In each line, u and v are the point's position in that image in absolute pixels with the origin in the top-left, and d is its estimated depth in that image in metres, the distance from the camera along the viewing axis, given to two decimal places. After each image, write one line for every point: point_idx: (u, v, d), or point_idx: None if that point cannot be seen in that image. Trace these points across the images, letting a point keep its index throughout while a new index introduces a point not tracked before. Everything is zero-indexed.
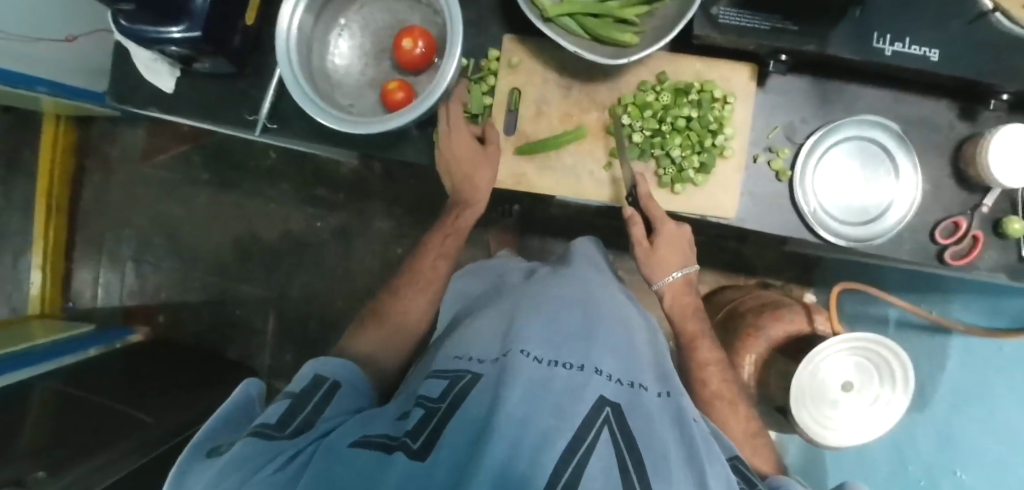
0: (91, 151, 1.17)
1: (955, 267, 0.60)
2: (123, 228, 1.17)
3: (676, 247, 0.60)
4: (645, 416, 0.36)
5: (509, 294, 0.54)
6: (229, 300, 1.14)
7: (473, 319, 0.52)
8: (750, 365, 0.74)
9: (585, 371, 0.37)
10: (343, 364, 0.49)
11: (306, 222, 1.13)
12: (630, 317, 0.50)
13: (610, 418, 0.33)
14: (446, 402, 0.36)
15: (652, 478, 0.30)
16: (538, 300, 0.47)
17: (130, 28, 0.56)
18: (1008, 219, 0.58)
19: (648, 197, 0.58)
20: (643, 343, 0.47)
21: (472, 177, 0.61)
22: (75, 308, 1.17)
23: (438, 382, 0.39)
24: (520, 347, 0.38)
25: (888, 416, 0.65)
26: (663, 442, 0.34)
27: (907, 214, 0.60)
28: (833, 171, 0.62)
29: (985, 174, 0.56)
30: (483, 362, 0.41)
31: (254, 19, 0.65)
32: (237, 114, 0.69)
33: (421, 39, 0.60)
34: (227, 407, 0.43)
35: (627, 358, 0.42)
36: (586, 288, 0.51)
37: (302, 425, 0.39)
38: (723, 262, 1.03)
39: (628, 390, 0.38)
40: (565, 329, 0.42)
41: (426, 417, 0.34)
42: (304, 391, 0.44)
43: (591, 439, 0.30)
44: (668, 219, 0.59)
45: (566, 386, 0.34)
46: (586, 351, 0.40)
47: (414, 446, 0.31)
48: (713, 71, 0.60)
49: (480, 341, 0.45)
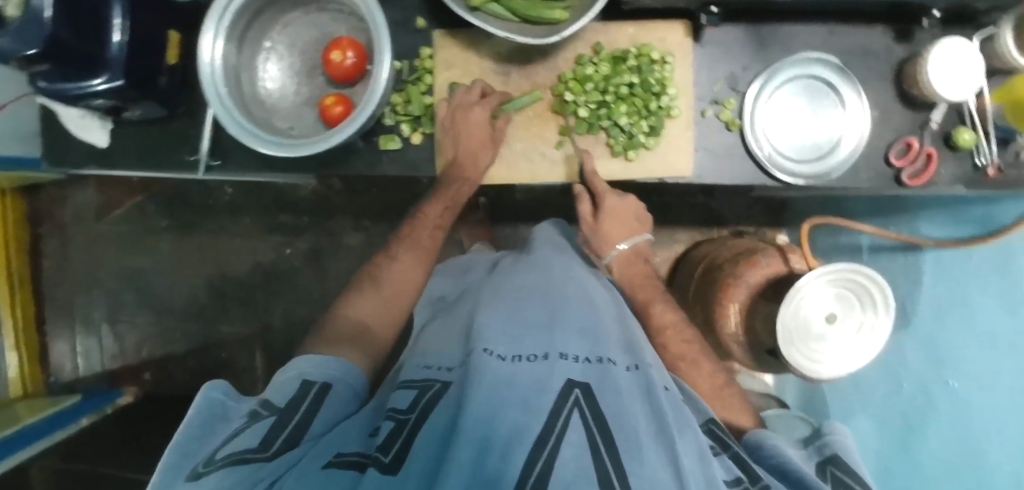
0: (44, 219, 1.14)
1: (914, 188, 0.60)
2: (91, 291, 1.15)
3: (628, 215, 0.65)
4: (614, 390, 0.38)
5: (475, 296, 0.58)
6: (212, 344, 1.12)
7: (443, 324, 0.56)
8: (734, 314, 0.77)
9: (550, 359, 0.40)
10: (338, 365, 0.50)
11: (276, 251, 1.11)
12: (594, 296, 0.53)
13: (580, 400, 0.36)
14: (415, 414, 0.38)
15: (625, 455, 0.33)
16: (499, 299, 0.50)
17: (50, 88, 0.54)
18: (958, 131, 0.58)
19: (592, 172, 0.61)
20: (610, 318, 0.50)
21: (478, 156, 0.60)
22: (58, 381, 1.15)
23: (408, 392, 0.41)
24: (483, 346, 0.41)
25: (876, 341, 0.63)
26: (632, 414, 0.37)
27: (857, 143, 0.60)
28: (780, 111, 0.62)
29: (930, 91, 0.56)
30: (451, 369, 0.44)
31: (178, 58, 0.63)
32: (178, 157, 0.67)
33: (350, 50, 0.59)
34: (194, 415, 0.43)
35: (594, 338, 0.45)
36: (549, 278, 0.54)
37: (289, 438, 0.40)
38: (693, 217, 1.05)
39: (595, 367, 0.41)
40: (528, 323, 0.46)
41: (396, 429, 0.36)
42: (291, 401, 0.44)
43: (560, 427, 0.33)
44: (610, 193, 0.62)
45: (532, 381, 0.37)
46: (550, 341, 0.43)
47: (386, 459, 0.33)
48: (648, 34, 0.61)
49: (446, 350, 0.48)
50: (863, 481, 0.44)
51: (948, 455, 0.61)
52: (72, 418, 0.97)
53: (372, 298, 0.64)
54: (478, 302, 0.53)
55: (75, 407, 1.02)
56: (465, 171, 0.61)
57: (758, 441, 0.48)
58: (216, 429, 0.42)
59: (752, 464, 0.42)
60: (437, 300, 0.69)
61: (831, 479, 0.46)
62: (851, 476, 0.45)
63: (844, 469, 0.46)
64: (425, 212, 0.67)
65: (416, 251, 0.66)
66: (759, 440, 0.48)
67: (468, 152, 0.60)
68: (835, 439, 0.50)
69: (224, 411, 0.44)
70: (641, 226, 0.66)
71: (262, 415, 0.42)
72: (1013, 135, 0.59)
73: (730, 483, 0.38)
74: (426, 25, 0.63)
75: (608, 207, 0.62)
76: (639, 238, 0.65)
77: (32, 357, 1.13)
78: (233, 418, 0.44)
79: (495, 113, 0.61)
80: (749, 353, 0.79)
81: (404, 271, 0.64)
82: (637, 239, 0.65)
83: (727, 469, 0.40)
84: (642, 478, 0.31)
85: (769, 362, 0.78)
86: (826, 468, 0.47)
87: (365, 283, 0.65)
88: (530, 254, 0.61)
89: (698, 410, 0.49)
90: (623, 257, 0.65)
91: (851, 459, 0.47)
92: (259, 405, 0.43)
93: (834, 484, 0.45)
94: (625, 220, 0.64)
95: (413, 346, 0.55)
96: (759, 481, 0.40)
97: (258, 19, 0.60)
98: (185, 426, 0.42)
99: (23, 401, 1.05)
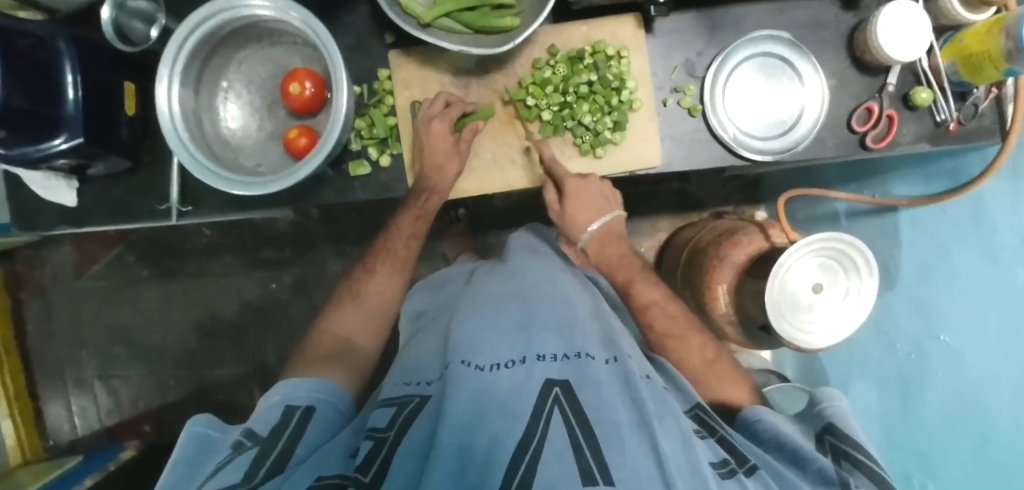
0: (25, 283, 1.13)
1: (880, 150, 0.62)
2: (81, 350, 1.14)
3: (598, 197, 0.63)
4: (593, 384, 0.41)
5: (455, 305, 0.62)
6: (209, 387, 1.11)
7: (424, 337, 0.59)
8: (723, 296, 0.78)
9: (528, 362, 0.43)
10: (319, 386, 0.52)
11: (262, 287, 1.10)
12: (570, 296, 0.56)
13: (559, 397, 0.39)
14: (394, 430, 0.41)
15: (606, 446, 0.35)
16: (474, 309, 0.53)
17: (10, 154, 0.53)
18: (916, 91, 0.59)
19: (552, 159, 0.61)
20: (586, 315, 0.54)
21: (443, 166, 0.60)
22: (57, 444, 1.14)
23: (387, 410, 0.45)
24: (461, 358, 0.45)
25: (863, 307, 0.63)
26: (613, 407, 0.39)
27: (820, 114, 0.61)
28: (739, 91, 0.63)
29: (880, 54, 0.57)
30: (431, 383, 0.48)
31: (136, 108, 0.62)
32: (148, 206, 0.66)
33: (307, 80, 0.59)
34: (179, 455, 0.43)
35: (571, 336, 0.48)
36: (523, 283, 0.57)
37: (274, 465, 0.40)
38: (671, 203, 1.06)
39: (573, 364, 0.44)
40: (505, 329, 0.49)
41: (375, 449, 0.39)
42: (275, 429, 0.45)
43: (541, 430, 0.36)
44: (571, 177, 0.61)
45: (510, 388, 0.40)
46: (526, 344, 0.46)
47: (365, 480, 0.36)
48: (600, 31, 0.62)
49: (423, 366, 0.52)
50: (858, 445, 0.45)
51: (948, 411, 0.61)
52: (74, 481, 0.94)
53: (357, 323, 0.64)
54: (455, 315, 0.56)
55: (78, 468, 1.00)
56: (432, 179, 0.61)
57: (752, 419, 0.49)
58: (204, 463, 0.42)
59: (738, 444, 0.44)
60: (420, 316, 0.69)
61: (829, 448, 0.47)
62: (845, 442, 0.46)
63: (840, 435, 0.47)
64: (398, 224, 0.67)
65: (392, 257, 0.67)
66: (753, 419, 0.49)
67: (433, 163, 0.60)
68: (833, 405, 0.51)
69: (210, 445, 0.44)
70: (610, 204, 0.65)
71: (246, 446, 0.42)
72: (970, 88, 0.60)
73: (718, 464, 0.39)
74: (396, 38, 0.63)
75: (573, 194, 0.62)
76: (609, 217, 0.65)
77: (27, 424, 1.11)
78: (221, 449, 0.44)
79: (453, 129, 0.62)
80: (742, 331, 0.80)
81: (387, 292, 0.66)
82: (607, 218, 0.65)
83: (714, 451, 0.41)
84: (625, 468, 0.33)
85: (763, 339, 0.79)
86: (825, 437, 0.48)
87: (345, 305, 0.66)
88: (505, 260, 0.66)
89: (686, 397, 0.51)
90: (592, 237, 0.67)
91: (846, 423, 0.48)
92: (244, 435, 0.44)
93: (833, 452, 0.46)
94: (593, 204, 0.63)
95: (400, 357, 0.59)
96: (745, 462, 0.41)
97: (213, 58, 0.60)
98: (171, 467, 0.42)
99: (24, 469, 1.03)
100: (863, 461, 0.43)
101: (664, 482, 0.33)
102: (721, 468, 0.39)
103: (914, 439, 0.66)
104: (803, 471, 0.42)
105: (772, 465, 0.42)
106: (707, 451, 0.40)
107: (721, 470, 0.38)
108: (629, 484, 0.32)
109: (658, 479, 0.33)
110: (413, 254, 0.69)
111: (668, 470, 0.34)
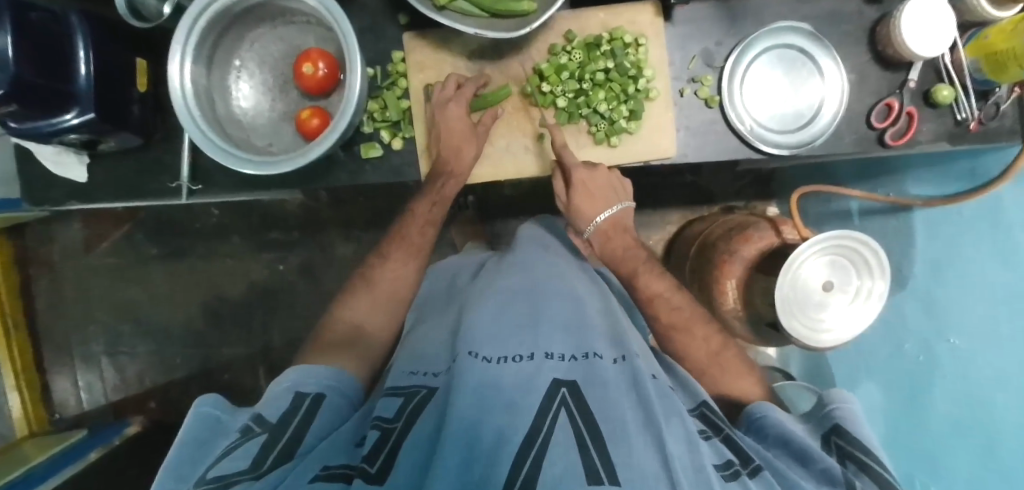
0: (33, 258, 1.14)
1: (898, 146, 0.61)
2: (88, 327, 1.15)
3: (604, 188, 0.62)
4: (600, 383, 0.41)
5: (462, 299, 0.62)
6: (215, 366, 1.12)
7: (429, 329, 0.59)
8: (732, 289, 0.77)
9: (536, 359, 0.44)
10: (330, 372, 0.52)
11: (269, 268, 1.11)
12: (578, 293, 0.56)
13: (566, 398, 0.39)
14: (400, 421, 0.41)
15: (611, 446, 0.34)
16: (482, 303, 0.53)
17: (20, 127, 0.53)
18: (937, 88, 0.58)
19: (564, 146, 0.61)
20: (593, 313, 0.54)
21: (461, 149, 0.60)
22: (63, 419, 1.15)
23: (395, 400, 0.45)
24: (468, 350, 0.45)
25: (871, 308, 0.62)
26: (619, 408, 0.39)
27: (839, 107, 0.60)
28: (757, 84, 0.62)
29: (904, 49, 0.56)
30: (438, 376, 0.48)
31: (147, 85, 0.62)
32: (160, 184, 0.66)
33: (321, 61, 0.59)
34: (188, 433, 0.43)
35: (578, 335, 0.48)
36: (531, 278, 0.57)
37: (281, 454, 0.40)
38: (682, 196, 1.06)
39: (581, 364, 0.44)
40: (512, 325, 0.49)
41: (382, 439, 0.39)
42: (284, 416, 0.45)
43: (547, 426, 0.36)
44: (578, 168, 0.60)
45: (515, 385, 0.40)
46: (534, 341, 0.46)
47: (372, 470, 0.36)
48: (618, 18, 0.61)
49: (431, 356, 0.52)
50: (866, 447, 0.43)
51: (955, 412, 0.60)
52: (80, 455, 0.95)
53: (367, 306, 0.64)
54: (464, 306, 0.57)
55: (84, 442, 1.01)
56: (450, 164, 0.60)
57: (758, 413, 0.49)
58: (215, 444, 0.42)
59: (742, 444, 0.43)
60: (428, 302, 0.68)
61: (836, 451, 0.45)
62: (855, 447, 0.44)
63: (847, 438, 0.45)
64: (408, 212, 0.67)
65: (398, 246, 0.67)
66: (759, 413, 0.49)
67: (452, 147, 0.60)
68: (842, 408, 0.48)
69: (218, 427, 0.44)
70: (619, 194, 0.64)
71: (255, 431, 0.42)
72: (993, 87, 0.58)
73: (720, 466, 0.39)
74: (410, 19, 0.63)
75: (579, 183, 0.61)
76: (618, 209, 0.64)
77: (33, 399, 1.12)
78: (230, 431, 0.44)
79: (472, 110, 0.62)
80: (749, 326, 0.79)
81: (394, 277, 0.65)
82: (615, 209, 0.64)
83: (717, 453, 0.40)
84: (631, 469, 0.33)
85: (771, 337, 0.78)
86: (831, 438, 0.46)
87: (356, 287, 0.65)
88: (512, 252, 0.65)
89: (693, 397, 0.51)
90: (601, 230, 0.65)
91: (856, 426, 0.46)
92: (253, 421, 0.44)
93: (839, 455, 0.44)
94: (600, 195, 0.63)
95: (403, 348, 0.59)
96: (750, 462, 0.40)
97: (225, 37, 0.59)
98: (178, 445, 0.42)
99: (31, 442, 1.05)
100: (871, 466, 0.41)
101: (669, 483, 0.32)
102: (723, 470, 0.38)
103: (918, 443, 0.65)
104: (809, 469, 0.42)
105: (777, 468, 0.42)
106: (711, 453, 0.40)
107: (726, 472, 0.38)
108: (633, 485, 0.32)
109: (663, 479, 0.33)
110: (423, 247, 0.67)
111: (673, 471, 0.33)
